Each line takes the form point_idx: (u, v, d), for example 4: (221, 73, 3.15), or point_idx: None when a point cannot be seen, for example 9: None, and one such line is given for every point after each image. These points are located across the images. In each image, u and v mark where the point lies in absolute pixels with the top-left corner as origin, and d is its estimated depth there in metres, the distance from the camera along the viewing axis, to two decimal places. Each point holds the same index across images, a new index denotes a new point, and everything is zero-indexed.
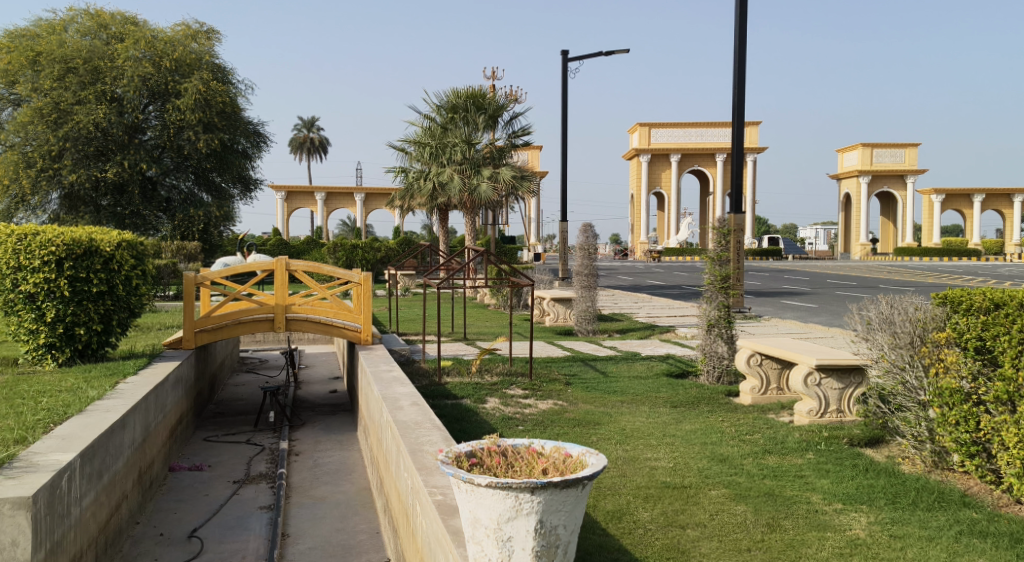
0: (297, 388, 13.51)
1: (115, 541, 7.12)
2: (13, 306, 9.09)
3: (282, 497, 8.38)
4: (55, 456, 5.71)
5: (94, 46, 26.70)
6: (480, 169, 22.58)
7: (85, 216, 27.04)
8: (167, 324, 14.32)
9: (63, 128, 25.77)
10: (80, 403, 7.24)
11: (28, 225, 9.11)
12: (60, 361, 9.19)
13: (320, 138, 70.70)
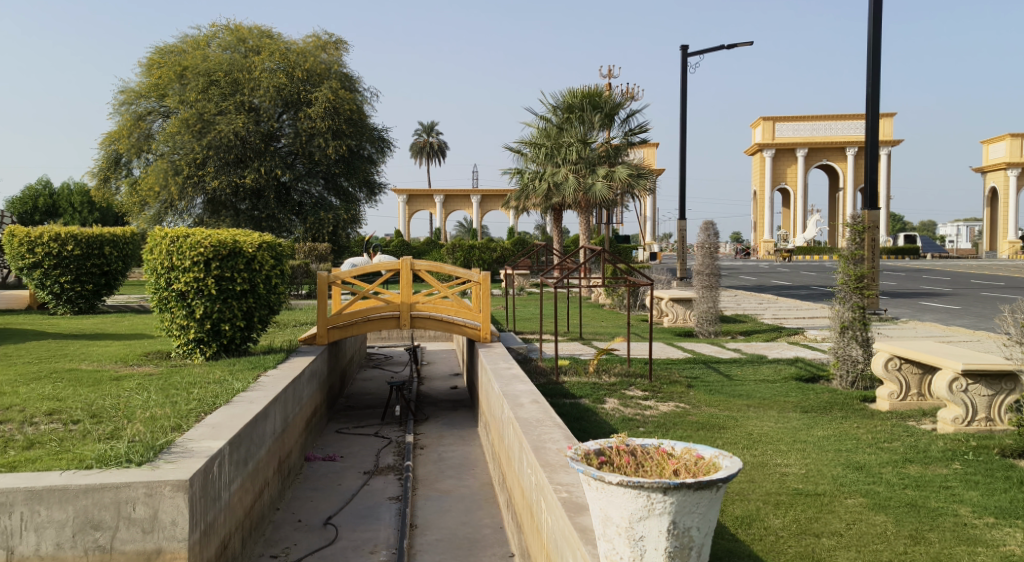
0: (420, 383, 13.84)
1: (258, 525, 7.47)
2: (167, 304, 9.68)
3: (409, 488, 8.61)
4: (208, 443, 6.07)
5: (234, 59, 28.06)
6: (596, 168, 22.46)
7: (225, 220, 28.77)
8: (301, 321, 14.92)
9: (206, 137, 27.24)
10: (227, 394, 7.65)
11: (181, 227, 9.68)
12: (207, 354, 9.73)
13: (439, 142, 71.92)
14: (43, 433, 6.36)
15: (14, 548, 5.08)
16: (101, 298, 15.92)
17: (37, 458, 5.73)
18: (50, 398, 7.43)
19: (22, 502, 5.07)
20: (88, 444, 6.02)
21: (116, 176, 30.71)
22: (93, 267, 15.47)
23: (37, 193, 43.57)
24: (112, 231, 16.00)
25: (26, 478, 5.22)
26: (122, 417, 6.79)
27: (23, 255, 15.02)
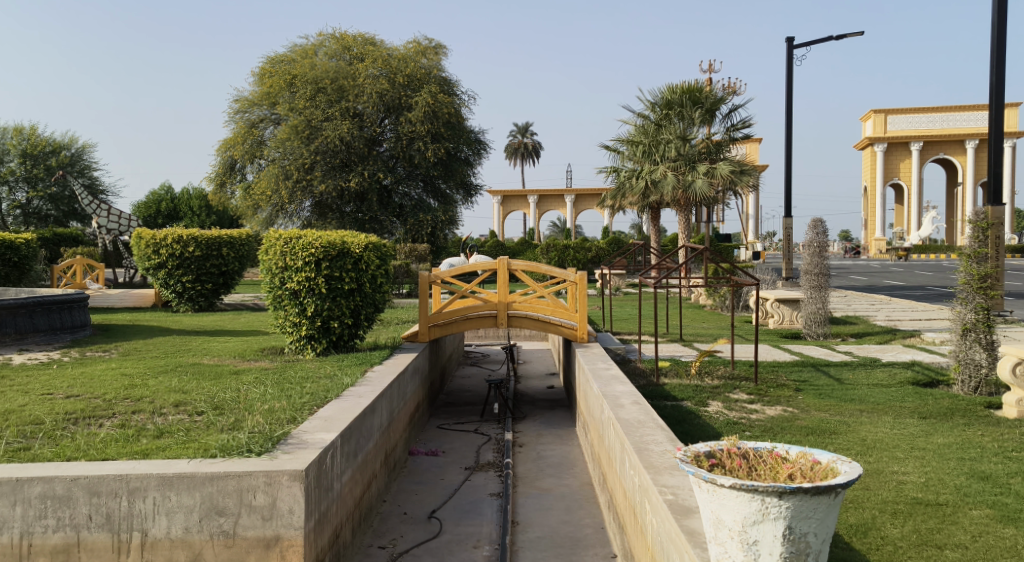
0: (517, 382, 13.89)
1: (367, 517, 7.63)
2: (282, 302, 9.98)
3: (511, 485, 8.65)
4: (321, 435, 6.23)
5: (339, 66, 28.73)
6: (696, 165, 21.99)
7: (332, 222, 29.61)
8: (404, 319, 15.17)
9: (314, 143, 28.07)
10: (337, 388, 7.84)
11: (293, 229, 9.96)
12: (318, 351, 10.01)
13: (533, 143, 71.97)
14: (170, 423, 6.66)
15: (147, 530, 5.32)
16: (220, 297, 16.55)
17: (166, 446, 5.99)
18: (176, 391, 7.78)
19: (155, 487, 5.31)
20: (212, 435, 6.26)
21: (231, 181, 31.94)
22: (212, 267, 16.08)
23: (159, 197, 45.69)
24: (229, 232, 16.49)
25: (158, 465, 5.46)
26: (242, 409, 7.04)
27: (149, 256, 15.73)
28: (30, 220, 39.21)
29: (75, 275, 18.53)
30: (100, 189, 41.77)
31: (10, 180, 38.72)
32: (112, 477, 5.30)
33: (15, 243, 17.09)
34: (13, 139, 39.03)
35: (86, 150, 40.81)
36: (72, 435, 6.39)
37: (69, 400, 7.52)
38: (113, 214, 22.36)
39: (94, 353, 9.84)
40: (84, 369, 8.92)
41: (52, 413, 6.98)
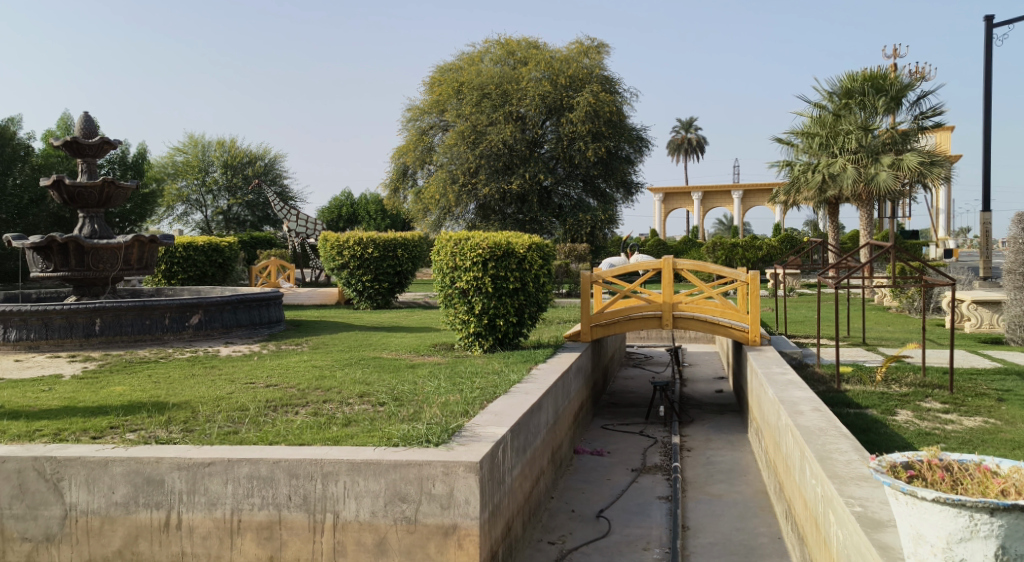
0: (683, 385, 13.71)
1: (536, 512, 7.75)
2: (452, 300, 10.31)
3: (680, 489, 8.56)
4: (492, 430, 6.38)
5: (504, 72, 29.51)
6: (880, 157, 20.99)
7: (494, 223, 30.26)
8: (568, 318, 15.31)
9: (479, 147, 28.93)
10: (506, 385, 8.00)
11: (462, 231, 10.25)
12: (485, 348, 10.22)
13: (697, 139, 70.56)
14: (356, 413, 7.10)
15: (339, 512, 5.67)
16: (395, 296, 17.21)
17: (353, 434, 6.43)
18: (360, 383, 8.23)
19: (345, 472, 5.67)
20: (393, 425, 6.61)
21: (404, 186, 33.21)
22: (388, 268, 16.76)
23: (341, 203, 48.12)
24: (403, 235, 17.16)
25: (347, 452, 5.83)
26: (420, 401, 7.35)
27: (334, 257, 16.70)
28: (230, 225, 42.34)
29: (269, 275, 19.87)
30: (290, 196, 44.40)
31: (213, 189, 41.97)
32: (309, 461, 5.69)
33: (220, 245, 18.51)
34: (215, 152, 42.23)
35: (277, 160, 43.47)
36: (273, 420, 6.99)
37: (268, 389, 8.14)
38: (301, 218, 23.84)
39: (287, 346, 10.54)
40: (279, 361, 9.58)
41: (254, 401, 7.59)
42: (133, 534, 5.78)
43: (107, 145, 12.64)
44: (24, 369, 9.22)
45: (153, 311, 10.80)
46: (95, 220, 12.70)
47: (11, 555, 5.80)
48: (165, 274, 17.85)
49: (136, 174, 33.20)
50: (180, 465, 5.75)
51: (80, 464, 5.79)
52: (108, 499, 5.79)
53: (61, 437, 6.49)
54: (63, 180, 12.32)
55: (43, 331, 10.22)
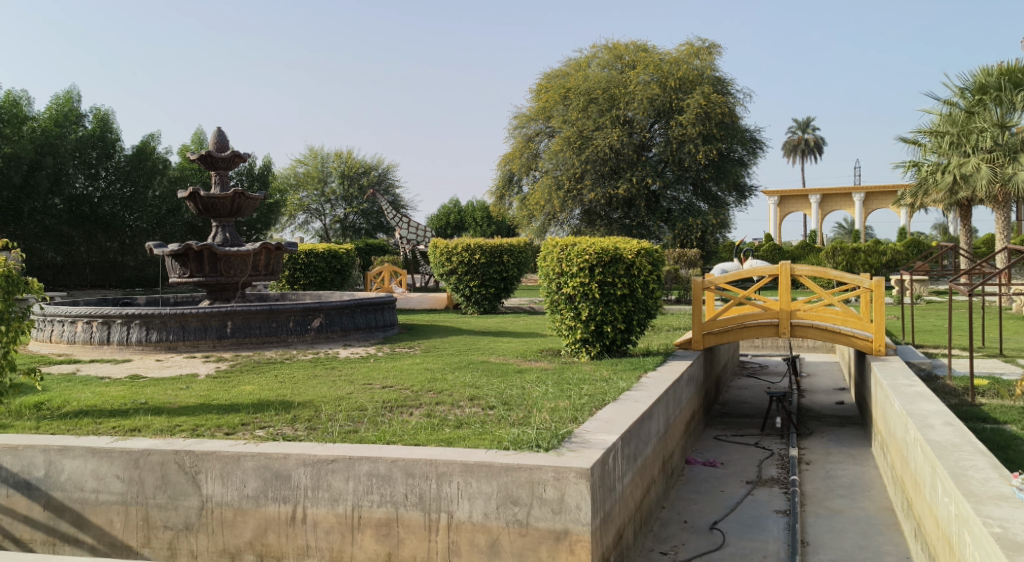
0: (801, 397, 13.39)
1: (647, 522, 7.69)
2: (558, 306, 10.36)
3: (798, 503, 8.36)
4: (602, 436, 6.36)
5: (611, 76, 29.26)
6: (1017, 155, 20.04)
7: (600, 228, 30.21)
8: (677, 325, 15.17)
9: (585, 152, 28.98)
10: (615, 392, 7.97)
11: (569, 237, 10.28)
12: (591, 354, 10.21)
13: (815, 139, 68.58)
14: (467, 416, 7.27)
15: (453, 512, 5.83)
16: (501, 301, 17.38)
17: (465, 436, 6.61)
18: (470, 386, 8.39)
19: (459, 473, 5.83)
20: (504, 429, 6.73)
21: (510, 193, 33.57)
22: (494, 273, 16.92)
23: (449, 211, 48.94)
24: (510, 242, 17.27)
25: (460, 453, 5.98)
26: (529, 406, 7.44)
27: (443, 263, 17.09)
28: (346, 233, 43.63)
29: (383, 280, 20.42)
30: (403, 205, 45.44)
31: (332, 199, 43.32)
32: (424, 461, 5.87)
33: (338, 252, 19.08)
34: (333, 162, 43.60)
35: (391, 170, 44.53)
36: (390, 421, 7.24)
37: (383, 390, 8.41)
38: (413, 225, 24.41)
39: (401, 349, 10.82)
40: (393, 363, 9.85)
41: (371, 401, 7.89)
42: (263, 527, 6.08)
43: (238, 158, 13.32)
44: (163, 368, 9.78)
45: (279, 315, 11.28)
46: (227, 228, 13.35)
47: (155, 542, 6.16)
48: (288, 280, 18.66)
49: (261, 186, 34.53)
50: (305, 461, 6.01)
51: (215, 459, 6.11)
52: (240, 492, 6.10)
53: (198, 433, 6.88)
54: (198, 191, 13.07)
55: (181, 333, 10.80)
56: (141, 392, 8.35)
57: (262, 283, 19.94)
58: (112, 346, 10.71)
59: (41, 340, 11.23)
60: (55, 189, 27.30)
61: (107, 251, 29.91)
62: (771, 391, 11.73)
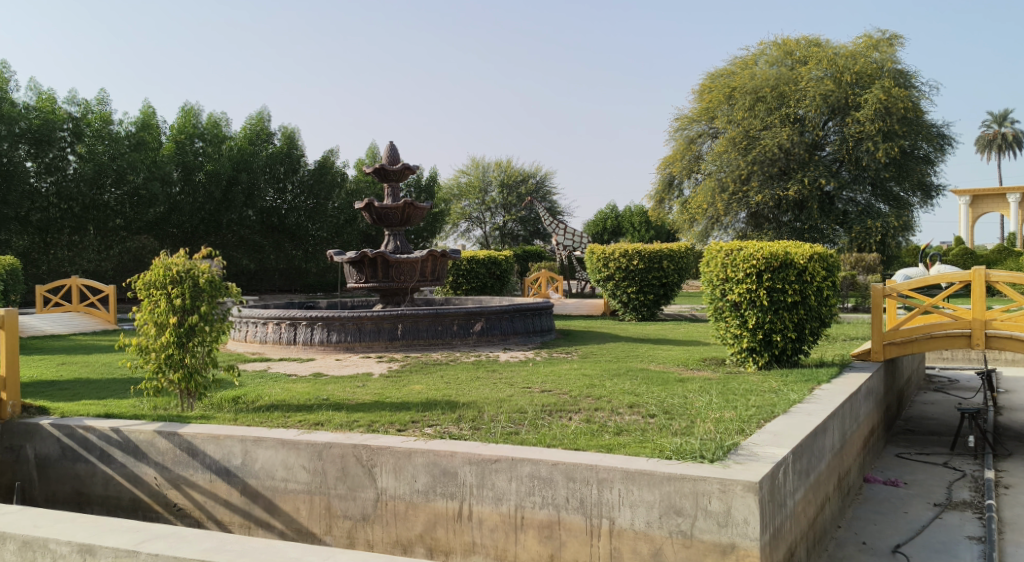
0: (998, 415, 12.57)
1: (821, 540, 7.43)
2: (723, 314, 10.22)
3: (993, 530, 7.85)
4: (772, 449, 6.27)
5: (781, 73, 28.43)
6: None
7: (768, 233, 29.58)
8: (854, 335, 14.61)
9: (752, 153, 28.33)
10: (785, 404, 7.79)
11: (735, 241, 10.09)
12: (760, 364, 9.95)
13: (1013, 134, 63.91)
14: (627, 423, 7.37)
15: (615, 519, 5.95)
16: (661, 307, 17.25)
17: (626, 443, 6.72)
18: (631, 393, 8.47)
19: (620, 480, 5.94)
20: (667, 438, 6.79)
21: (670, 197, 33.27)
22: (654, 279, 16.86)
23: (606, 216, 49.03)
24: (670, 246, 17.15)
25: (622, 460, 6.08)
26: (693, 416, 7.44)
27: (600, 269, 17.24)
28: (505, 240, 44.46)
29: (540, 286, 20.79)
30: (560, 212, 45.85)
31: (492, 207, 44.28)
32: (585, 466, 6.02)
33: (498, 258, 19.55)
34: (493, 171, 44.44)
35: (548, 177, 44.95)
36: (550, 425, 7.43)
37: (543, 394, 8.63)
38: (569, 231, 24.73)
39: (559, 354, 11.01)
40: (553, 368, 10.04)
41: (532, 404, 8.12)
42: (433, 520, 6.39)
43: (409, 171, 13.94)
44: (342, 367, 10.38)
45: (444, 318, 11.73)
46: (397, 237, 13.99)
47: (335, 530, 6.59)
48: (452, 285, 19.31)
49: (428, 196, 35.63)
50: (471, 460, 6.27)
51: (389, 453, 6.47)
52: (411, 486, 6.42)
53: (373, 428, 7.30)
54: (373, 203, 13.85)
55: (357, 335, 11.45)
56: (322, 389, 8.92)
57: (428, 289, 20.70)
58: (297, 345, 11.54)
59: (237, 340, 12.26)
60: (249, 202, 29.21)
61: (292, 258, 31.38)
62: (961, 408, 11.06)
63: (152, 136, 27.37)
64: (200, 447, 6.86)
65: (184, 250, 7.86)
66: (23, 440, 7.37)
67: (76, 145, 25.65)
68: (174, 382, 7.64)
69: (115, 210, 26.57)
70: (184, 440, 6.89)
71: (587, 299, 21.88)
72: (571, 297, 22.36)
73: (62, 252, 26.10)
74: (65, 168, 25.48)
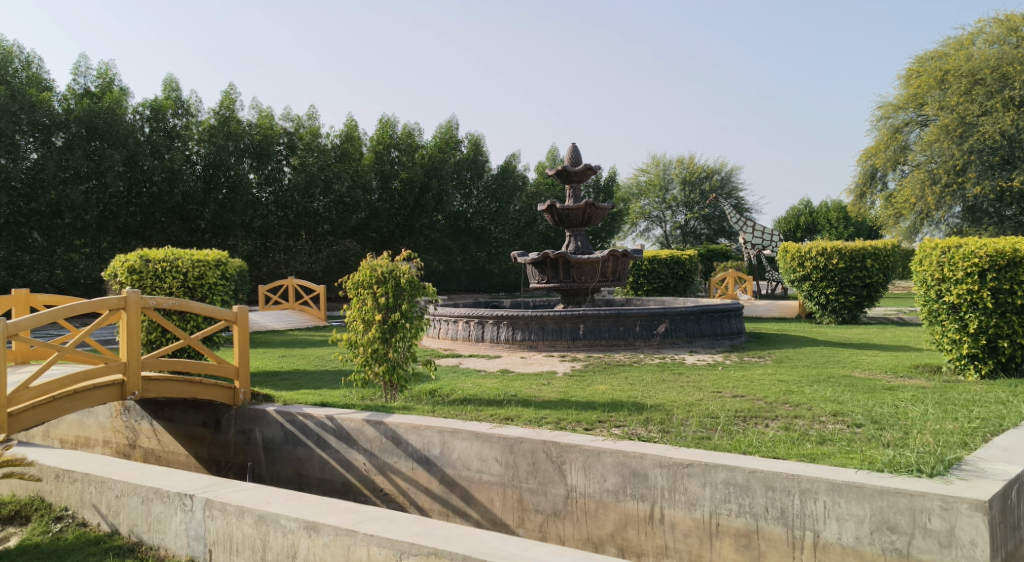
0: None
1: None
2: (938, 316, 9.56)
3: None
4: (1002, 466, 5.77)
5: (1003, 52, 26.02)
6: None
7: (988, 228, 27.26)
8: None
9: (968, 141, 26.37)
10: (1015, 416, 7.16)
11: (953, 238, 9.42)
12: (982, 372, 9.19)
13: None
14: (831, 432, 7.01)
15: (820, 532, 5.67)
16: (864, 310, 16.39)
17: (830, 453, 6.39)
18: (832, 400, 8.06)
19: (825, 492, 5.64)
20: (876, 449, 6.42)
21: (872, 191, 31.50)
22: (856, 280, 16.03)
23: (799, 213, 47.23)
24: (874, 243, 16.14)
25: (828, 470, 5.78)
26: (905, 426, 6.98)
27: (795, 269, 16.60)
28: (687, 238, 43.69)
29: (727, 287, 20.26)
30: (746, 209, 44.46)
31: (673, 205, 43.66)
32: (786, 475, 5.76)
33: (681, 258, 19.20)
34: (675, 169, 43.67)
35: (733, 173, 43.59)
36: (745, 431, 7.19)
37: (736, 399, 8.37)
38: (758, 230, 23.92)
39: (751, 358, 10.65)
40: (745, 373, 9.72)
41: (723, 409, 7.87)
42: (624, 521, 6.33)
43: (591, 171, 13.91)
44: (527, 365, 10.51)
45: (626, 319, 11.63)
46: (578, 237, 13.99)
47: (528, 524, 6.70)
48: (633, 286, 19.18)
49: (607, 196, 35.52)
50: (662, 462, 6.14)
51: (579, 451, 6.45)
52: (601, 485, 6.38)
53: (561, 426, 7.32)
54: (555, 203, 13.93)
55: (540, 333, 11.56)
56: (510, 385, 9.05)
57: (610, 290, 20.64)
58: (485, 343, 11.81)
59: (432, 336, 12.72)
60: (438, 208, 30.08)
61: (477, 260, 32.07)
62: None
63: (354, 148, 28.61)
64: (403, 436, 7.10)
65: (387, 251, 8.19)
66: (252, 424, 7.96)
67: (290, 157, 27.55)
68: (379, 374, 7.98)
69: (323, 217, 28.30)
70: (388, 429, 7.16)
71: (777, 299, 21.14)
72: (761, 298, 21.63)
73: (281, 256, 28.15)
74: (281, 179, 27.16)
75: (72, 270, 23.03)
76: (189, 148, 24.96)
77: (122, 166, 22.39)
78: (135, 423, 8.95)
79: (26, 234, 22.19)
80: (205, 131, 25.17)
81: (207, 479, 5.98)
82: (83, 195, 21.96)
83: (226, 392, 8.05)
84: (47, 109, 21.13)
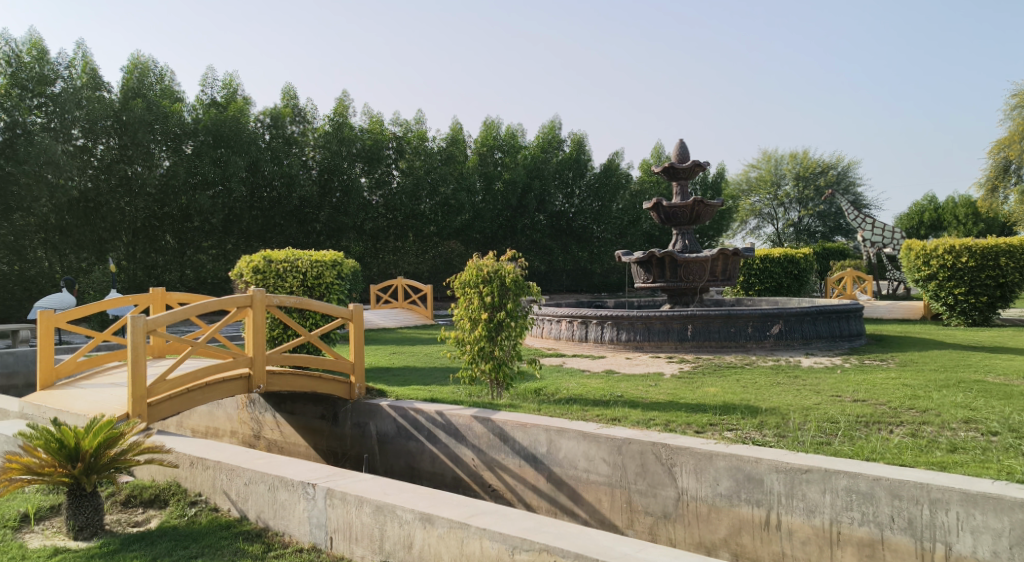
0: None
1: None
2: None
3: None
4: None
5: None
6: None
7: None
8: None
9: None
10: None
11: None
12: None
13: None
14: (963, 440, 6.65)
15: (952, 545, 5.38)
16: (997, 310, 15.56)
17: (962, 462, 6.05)
18: (963, 406, 7.65)
19: (957, 502, 5.35)
20: (1013, 459, 6.05)
21: (1004, 184, 29.83)
22: (987, 280, 15.20)
23: (923, 208, 45.22)
24: (1009, 241, 15.21)
25: (959, 479, 5.47)
26: None
27: (920, 268, 15.96)
28: (801, 236, 42.46)
29: (845, 286, 19.58)
30: (864, 204, 42.84)
31: (785, 202, 42.52)
32: (914, 484, 5.47)
33: (796, 257, 18.64)
34: (787, 164, 42.38)
35: (851, 167, 42.01)
36: (867, 437, 6.89)
37: (857, 403, 8.03)
38: (878, 227, 23.00)
39: (873, 361, 10.22)
40: (865, 376, 9.32)
41: (843, 414, 7.56)
42: (737, 526, 6.13)
43: (698, 168, 13.63)
44: (633, 366, 10.36)
45: (738, 319, 11.32)
46: (685, 236, 13.71)
47: (637, 525, 6.59)
48: (744, 286, 18.76)
49: (716, 193, 34.88)
50: (778, 467, 5.91)
51: (689, 454, 6.28)
52: (713, 489, 6.19)
53: (670, 428, 7.18)
54: (661, 202, 13.74)
55: (646, 334, 11.40)
56: (617, 386, 8.93)
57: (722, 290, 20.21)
58: (589, 343, 11.73)
59: (536, 336, 12.71)
60: (540, 208, 30.30)
61: (580, 260, 31.70)
62: None
63: (459, 150, 29.14)
64: (511, 434, 7.08)
65: (493, 251, 8.20)
66: (367, 418, 8.10)
67: (399, 161, 28.01)
68: (485, 372, 8.00)
69: (429, 218, 28.31)
70: (496, 426, 7.15)
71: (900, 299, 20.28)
72: (882, 297, 20.77)
73: (389, 256, 28.59)
74: (390, 182, 27.66)
75: (201, 270, 24.03)
76: (306, 154, 25.78)
77: (244, 171, 23.41)
78: (260, 415, 9.25)
79: (160, 237, 23.29)
80: (320, 137, 26.09)
81: (327, 469, 6.10)
82: (211, 200, 22.90)
83: (343, 387, 8.22)
84: (179, 119, 22.34)
